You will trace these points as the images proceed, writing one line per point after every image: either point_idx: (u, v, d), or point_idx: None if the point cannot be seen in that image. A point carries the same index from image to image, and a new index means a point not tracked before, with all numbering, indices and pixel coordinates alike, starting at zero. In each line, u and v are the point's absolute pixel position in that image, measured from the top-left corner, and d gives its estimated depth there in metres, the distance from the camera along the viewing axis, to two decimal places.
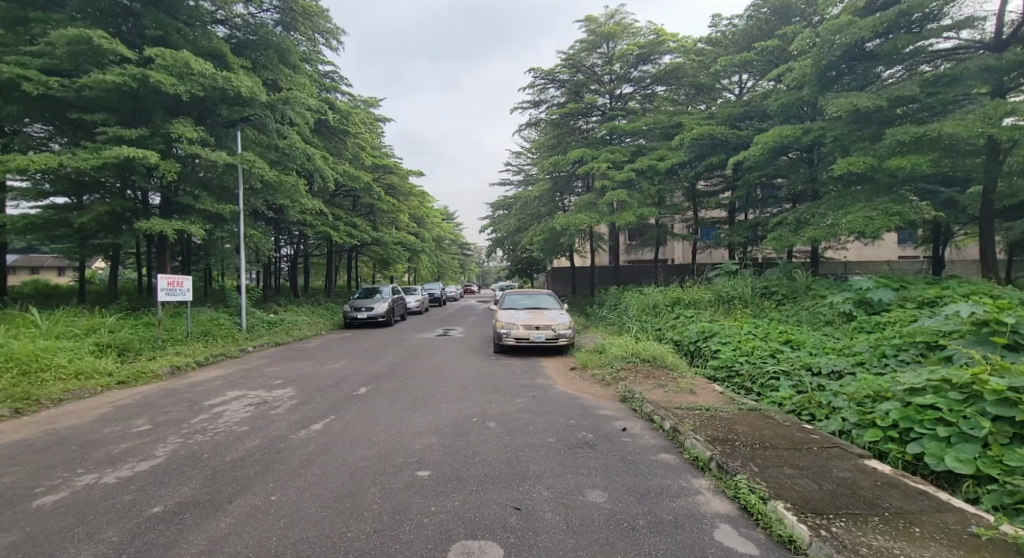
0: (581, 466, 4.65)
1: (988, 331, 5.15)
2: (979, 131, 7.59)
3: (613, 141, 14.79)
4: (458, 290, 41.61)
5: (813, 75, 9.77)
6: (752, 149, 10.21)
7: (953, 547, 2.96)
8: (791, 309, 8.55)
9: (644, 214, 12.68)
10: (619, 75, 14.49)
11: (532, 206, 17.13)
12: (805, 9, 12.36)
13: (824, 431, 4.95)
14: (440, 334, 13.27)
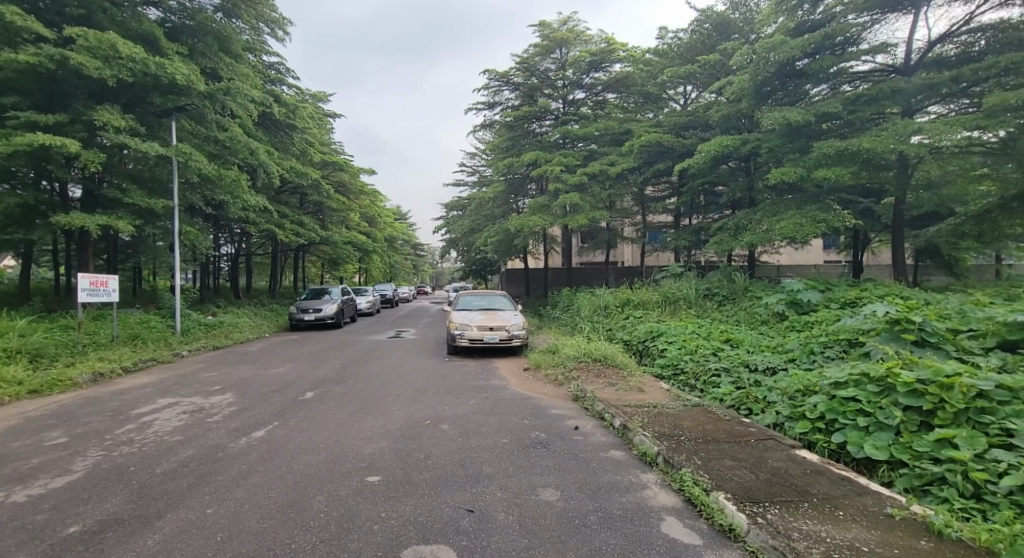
0: (534, 466, 4.72)
1: (900, 329, 5.68)
2: (892, 148, 8.37)
3: (566, 146, 15.08)
4: (411, 291, 40.98)
5: (750, 89, 10.42)
6: (696, 157, 10.72)
7: (872, 527, 3.25)
8: (731, 309, 9.05)
9: (596, 217, 13.02)
10: (572, 80, 14.80)
11: (486, 207, 17.19)
12: (743, 27, 13.15)
13: (760, 424, 5.28)
14: (392, 335, 13.03)
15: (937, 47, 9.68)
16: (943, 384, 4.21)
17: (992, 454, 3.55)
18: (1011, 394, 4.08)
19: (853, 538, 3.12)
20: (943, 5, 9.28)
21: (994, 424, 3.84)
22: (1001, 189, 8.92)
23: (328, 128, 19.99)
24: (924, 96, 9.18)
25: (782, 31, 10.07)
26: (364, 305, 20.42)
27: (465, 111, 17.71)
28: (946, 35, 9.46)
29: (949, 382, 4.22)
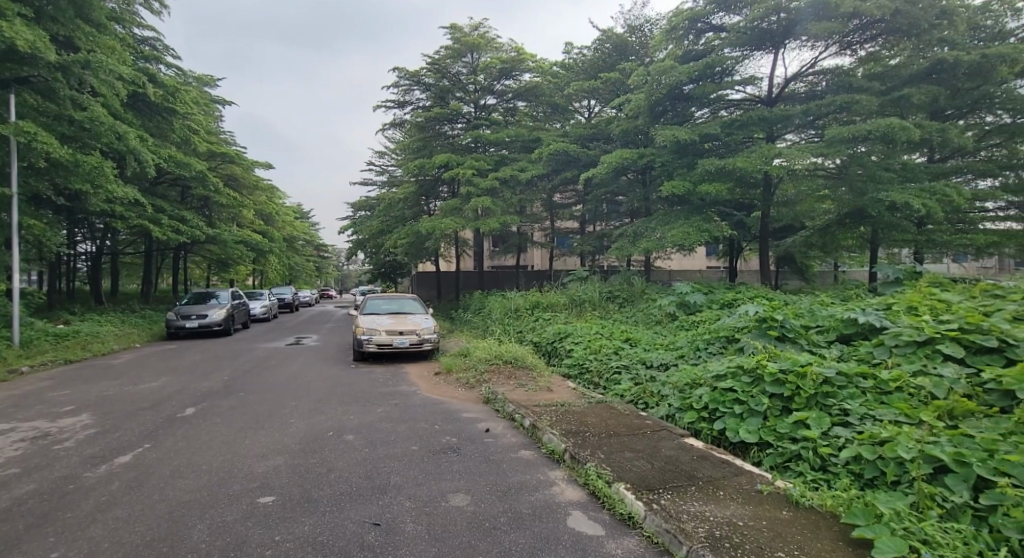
0: (445, 472, 4.64)
1: (767, 326, 6.47)
2: (760, 168, 9.57)
3: (477, 150, 15.17)
4: (313, 295, 38.56)
5: (645, 107, 11.44)
6: (599, 167, 11.40)
7: (747, 503, 3.64)
8: (630, 310, 9.71)
9: (507, 221, 13.27)
10: (482, 86, 14.93)
11: (395, 208, 16.73)
12: (639, 50, 14.18)
13: (655, 416, 5.71)
14: (291, 342, 12.13)
15: (791, 84, 11.24)
16: (799, 373, 4.86)
17: (835, 431, 4.15)
18: (848, 379, 4.80)
19: (731, 514, 3.46)
20: (795, 49, 10.83)
21: (836, 406, 4.49)
22: (837, 207, 10.58)
23: (215, 115, 18.13)
24: (782, 125, 10.61)
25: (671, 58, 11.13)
26: (259, 310, 18.75)
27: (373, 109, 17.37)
28: (799, 74, 11.03)
29: (804, 371, 4.87)
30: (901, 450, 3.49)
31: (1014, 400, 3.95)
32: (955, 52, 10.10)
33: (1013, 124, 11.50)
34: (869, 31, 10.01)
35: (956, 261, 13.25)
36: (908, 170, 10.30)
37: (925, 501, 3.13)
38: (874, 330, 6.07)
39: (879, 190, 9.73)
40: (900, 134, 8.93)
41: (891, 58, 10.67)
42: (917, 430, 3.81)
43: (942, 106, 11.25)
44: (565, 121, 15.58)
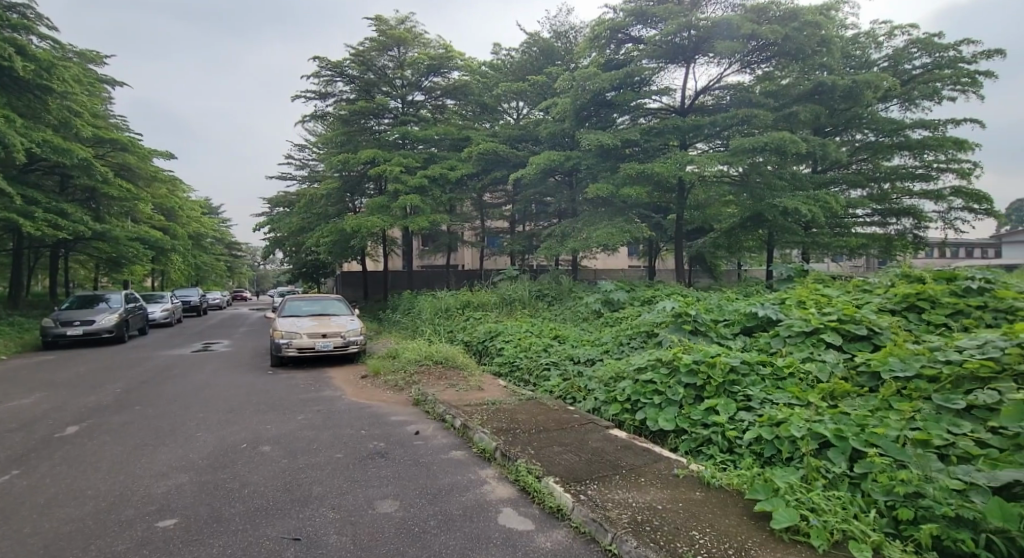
0: (372, 478, 4.47)
1: (683, 320, 6.91)
2: (675, 173, 10.24)
3: (405, 147, 14.84)
4: (223, 297, 35.81)
5: (572, 112, 11.88)
6: (528, 168, 11.66)
7: (665, 487, 3.84)
8: (558, 308, 9.96)
9: (436, 220, 13.10)
10: (410, 81, 14.64)
11: (318, 204, 15.91)
12: (564, 55, 14.54)
13: (582, 410, 5.89)
14: (199, 348, 11.15)
15: (701, 96, 12.13)
16: (710, 363, 5.21)
17: (740, 415, 4.47)
18: (751, 366, 5.21)
19: (651, 499, 3.64)
20: (704, 64, 11.71)
21: (741, 392, 4.85)
22: (741, 211, 11.58)
23: (103, 97, 16.24)
24: (694, 134, 11.34)
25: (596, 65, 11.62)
26: (158, 314, 17.02)
27: (291, 99, 16.53)
28: (707, 87, 11.93)
29: (714, 361, 5.21)
30: (793, 429, 3.84)
31: (880, 380, 4.50)
32: (832, 77, 11.40)
33: (877, 142, 13.29)
34: (765, 52, 11.04)
35: (837, 261, 15.01)
36: (797, 179, 11.51)
37: (814, 474, 3.47)
38: (773, 322, 6.67)
39: (774, 197, 10.81)
40: (789, 147, 9.96)
41: (782, 78, 11.85)
42: (806, 410, 4.21)
43: (824, 123, 12.74)
44: (494, 122, 15.64)
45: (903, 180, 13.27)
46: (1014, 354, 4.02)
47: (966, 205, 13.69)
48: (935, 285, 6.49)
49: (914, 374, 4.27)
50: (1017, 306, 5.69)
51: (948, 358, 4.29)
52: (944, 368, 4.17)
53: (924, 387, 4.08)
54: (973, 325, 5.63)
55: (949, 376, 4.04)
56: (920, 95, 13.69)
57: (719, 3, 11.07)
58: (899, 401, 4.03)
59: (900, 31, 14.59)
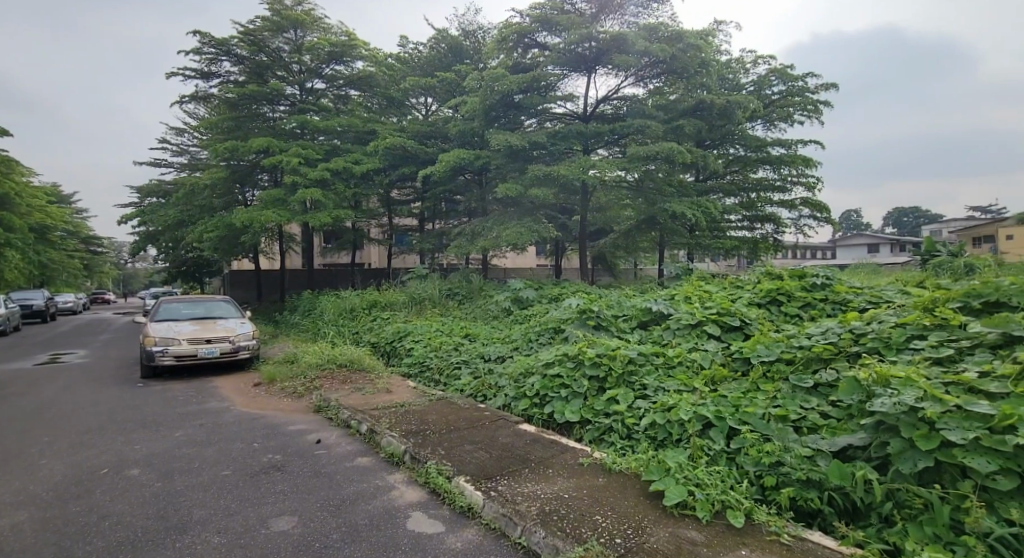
0: (266, 495, 4.03)
1: (588, 316, 7.24)
2: (578, 177, 10.76)
3: (303, 137, 13.94)
4: (77, 300, 31.02)
5: (481, 111, 12.00)
6: (438, 166, 11.61)
7: (571, 475, 3.97)
8: (469, 307, 9.96)
9: (339, 216, 12.48)
10: (308, 67, 13.75)
11: (200, 195, 14.40)
12: (473, 55, 14.64)
13: (492, 406, 5.84)
14: (49, 359, 9.58)
15: (601, 105, 12.82)
16: (612, 355, 5.44)
17: (637, 403, 4.71)
18: (646, 357, 5.53)
19: (558, 489, 3.74)
20: (603, 75, 12.36)
21: (638, 381, 5.12)
22: (636, 214, 12.46)
23: None
24: (596, 140, 12.11)
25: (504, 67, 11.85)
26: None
27: (166, 75, 14.82)
28: (606, 97, 12.62)
29: (614, 354, 5.46)
30: (682, 413, 4.13)
31: (750, 364, 5.01)
32: (712, 97, 12.62)
33: (747, 156, 14.97)
34: (656, 68, 11.90)
35: (717, 261, 16.68)
36: (682, 187, 12.60)
37: (699, 452, 3.77)
38: (665, 316, 7.21)
39: (664, 201, 11.81)
40: (677, 156, 10.87)
41: (671, 94, 12.89)
42: (693, 395, 4.56)
43: (706, 136, 14.10)
44: (402, 117, 15.23)
45: (764, 191, 15.11)
46: (848, 338, 4.72)
47: (812, 213, 15.89)
48: (791, 281, 7.44)
49: (777, 357, 4.83)
50: (847, 298, 6.75)
51: (802, 343, 4.90)
52: (798, 352, 4.77)
53: (783, 369, 4.63)
54: (818, 315, 6.56)
55: (802, 359, 4.63)
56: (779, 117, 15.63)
57: (616, 18, 11.87)
58: (764, 382, 4.53)
59: (763, 60, 16.55)
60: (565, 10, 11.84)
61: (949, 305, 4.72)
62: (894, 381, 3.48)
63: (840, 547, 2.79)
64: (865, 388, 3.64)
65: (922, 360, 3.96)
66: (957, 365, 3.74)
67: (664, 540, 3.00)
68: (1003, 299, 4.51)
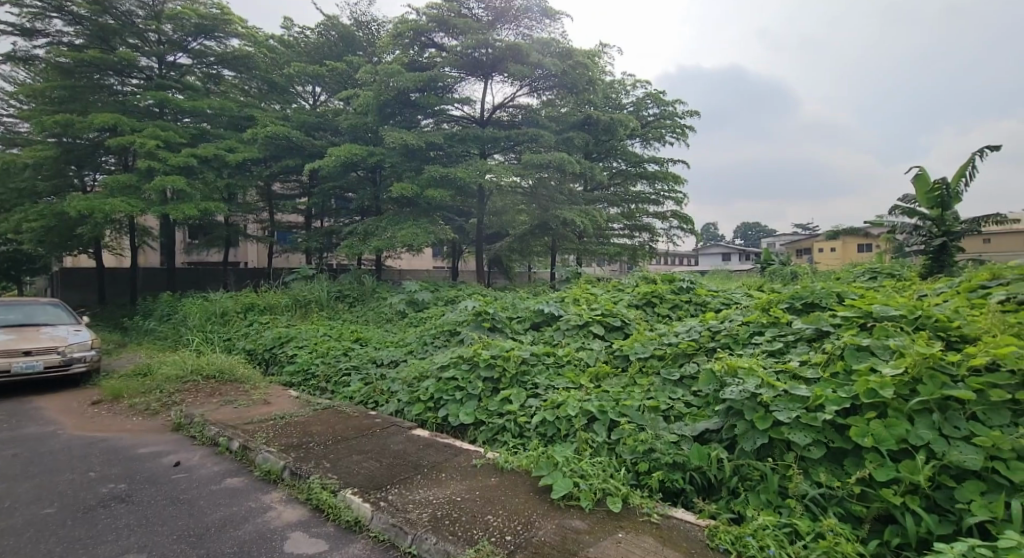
0: (105, 532, 3.39)
1: (483, 318, 7.26)
2: (473, 179, 10.89)
3: (163, 117, 12.40)
4: None
5: (375, 106, 11.58)
6: (327, 160, 11.01)
7: (465, 478, 3.92)
8: (360, 310, 9.53)
9: (208, 208, 11.26)
10: (169, 38, 12.22)
11: (20, 176, 12.09)
12: (366, 47, 14.20)
13: (384, 413, 5.52)
14: None
15: (497, 111, 13.05)
16: (507, 356, 5.44)
17: (529, 401, 4.79)
18: (538, 357, 5.63)
19: (451, 493, 3.68)
20: (499, 82, 12.54)
21: (530, 380, 5.21)
22: (530, 219, 12.81)
23: None
24: (492, 145, 12.29)
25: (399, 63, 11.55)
26: None
27: None
28: (502, 104, 12.87)
29: (508, 354, 5.47)
30: (569, 409, 4.28)
31: (629, 360, 5.35)
32: (599, 114, 13.41)
33: (627, 170, 16.14)
34: (548, 81, 12.35)
35: (603, 266, 17.71)
36: (572, 195, 13.23)
37: (584, 445, 3.93)
38: (556, 318, 7.46)
39: (557, 208, 12.36)
40: (568, 167, 11.40)
41: (562, 107, 13.23)
42: (579, 392, 4.75)
43: (594, 149, 14.94)
44: (287, 106, 14.22)
45: (642, 203, 16.37)
46: (708, 335, 5.24)
47: (681, 224, 17.54)
48: (662, 285, 8.12)
49: (650, 353, 5.22)
50: (707, 301, 7.56)
51: (672, 340, 5.35)
52: (668, 348, 5.20)
53: (656, 364, 5.01)
54: (684, 316, 7.28)
55: (671, 354, 5.05)
56: (654, 137, 17.10)
57: (511, 29, 12.15)
58: (641, 377, 4.86)
59: (641, 84, 18.00)
60: (462, 13, 11.96)
61: (780, 306, 5.44)
62: (739, 371, 3.91)
63: (700, 521, 3.13)
64: (719, 378, 4.04)
65: (760, 353, 4.49)
66: (785, 356, 4.30)
67: (552, 534, 3.08)
68: (817, 300, 5.29)
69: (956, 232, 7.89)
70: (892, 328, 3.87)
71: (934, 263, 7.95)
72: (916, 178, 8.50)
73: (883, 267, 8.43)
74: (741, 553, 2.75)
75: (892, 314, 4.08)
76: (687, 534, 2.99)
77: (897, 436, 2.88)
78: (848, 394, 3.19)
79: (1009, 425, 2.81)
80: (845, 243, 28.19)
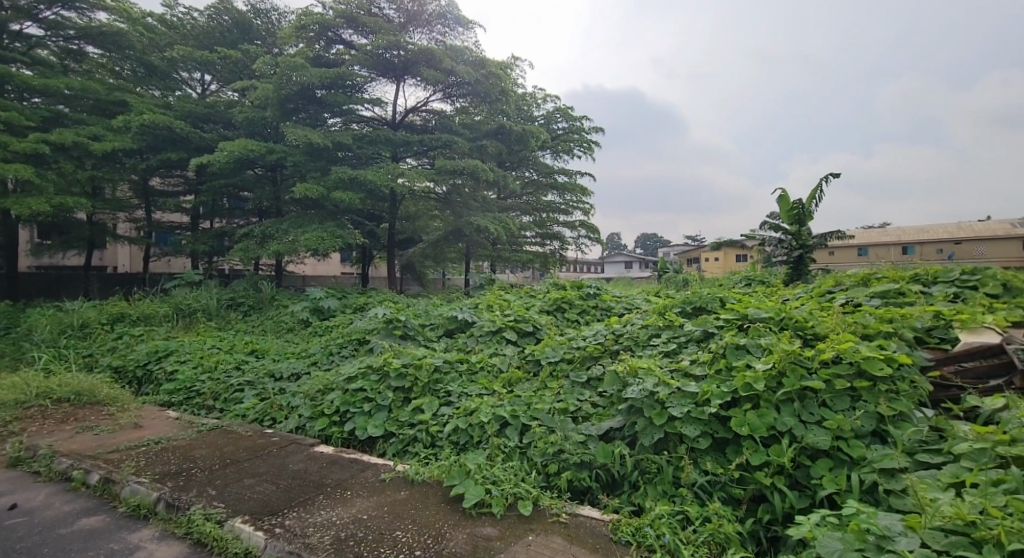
0: None
1: (394, 325, 6.99)
2: (382, 182, 10.60)
3: (7, 96, 10.68)
4: None
5: (274, 100, 10.84)
6: (218, 155, 10.11)
7: (372, 495, 3.70)
8: (255, 319, 8.82)
9: (65, 203, 9.84)
10: (15, 5, 10.64)
11: None
12: (265, 37, 13.48)
13: (282, 431, 5.08)
14: None
15: (410, 115, 12.81)
16: (418, 365, 5.26)
17: (441, 410, 4.67)
18: (451, 364, 5.50)
19: (357, 511, 3.46)
20: (412, 86, 12.33)
21: (442, 388, 5.07)
22: (444, 226, 12.65)
23: None
24: (405, 148, 12.00)
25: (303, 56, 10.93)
26: None
27: None
28: (415, 108, 12.66)
29: (420, 363, 5.30)
30: (482, 415, 4.23)
31: (540, 365, 5.41)
32: (510, 124, 13.56)
33: (539, 180, 16.55)
34: (462, 89, 12.32)
35: (516, 273, 17.99)
36: (486, 203, 13.31)
37: (496, 451, 3.88)
38: (469, 325, 7.39)
39: (471, 215, 12.41)
40: (481, 174, 11.51)
41: (476, 115, 13.13)
42: (492, 398, 4.70)
43: (507, 159, 15.11)
44: (170, 94, 12.89)
45: (552, 212, 16.82)
46: (612, 338, 5.44)
47: (588, 233, 18.24)
48: (571, 291, 8.35)
49: (560, 357, 5.32)
50: (611, 306, 7.90)
51: (580, 344, 5.49)
52: (576, 351, 5.33)
53: (565, 368, 5.11)
54: (592, 321, 7.53)
55: (579, 357, 5.18)
56: (563, 150, 17.71)
57: (424, 33, 12.03)
58: (551, 381, 4.92)
59: (551, 98, 18.57)
60: (372, 12, 11.61)
61: (674, 310, 5.80)
62: (639, 371, 4.09)
63: (604, 516, 3.21)
64: (621, 379, 4.19)
65: (657, 354, 4.75)
66: (679, 356, 4.57)
67: (463, 545, 2.99)
68: (704, 304, 5.70)
69: (811, 245, 8.98)
70: (764, 328, 4.26)
71: (794, 272, 9.10)
72: (780, 198, 9.53)
73: (757, 274, 9.41)
74: (641, 544, 2.87)
75: (763, 316, 4.50)
76: (593, 531, 3.06)
77: (768, 424, 3.16)
78: (729, 388, 3.44)
79: (849, 410, 3.18)
80: (726, 253, 31.28)
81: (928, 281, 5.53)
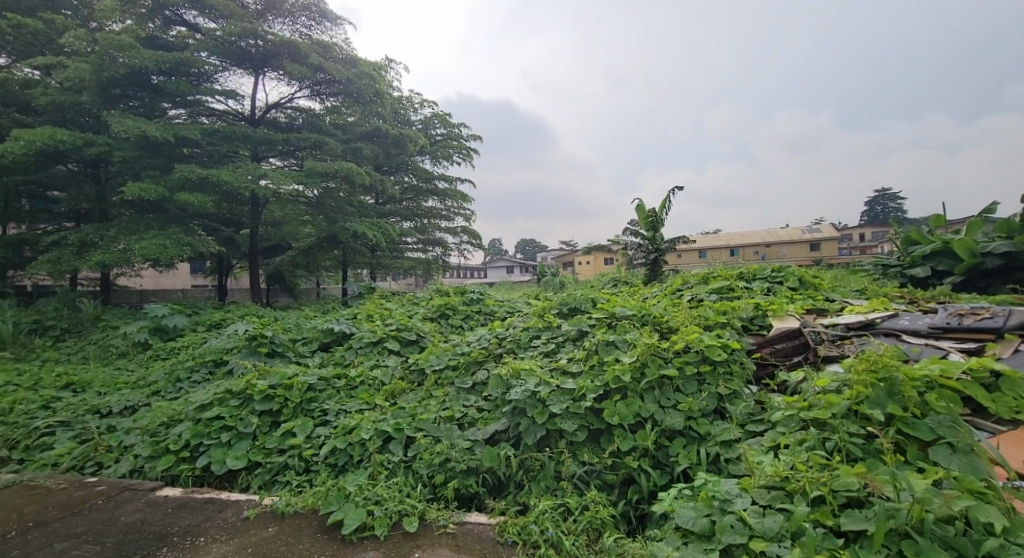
0: None
1: (257, 342, 6.22)
2: (238, 183, 9.56)
3: None
4: None
5: (92, 83, 9.21)
6: (8, 145, 8.30)
7: (230, 539, 3.20)
8: (73, 345, 7.40)
9: None
10: None
11: None
12: (78, 8, 11.34)
13: (112, 477, 4.24)
14: None
15: (272, 111, 11.79)
16: (287, 385, 4.72)
17: (316, 431, 4.24)
18: (327, 381, 5.02)
19: None
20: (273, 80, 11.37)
21: (318, 407, 4.64)
22: (316, 232, 11.78)
23: None
24: (267, 147, 11.04)
25: (132, 34, 9.52)
26: None
27: None
28: (278, 104, 11.69)
29: (290, 382, 4.78)
30: (361, 432, 3.92)
31: (423, 374, 5.19)
32: (386, 127, 13.10)
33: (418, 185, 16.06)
34: (332, 87, 11.64)
35: (396, 281, 17.41)
36: (364, 208, 12.68)
37: (379, 469, 3.59)
38: (347, 336, 6.89)
39: (346, 220, 11.71)
40: (356, 178, 11.01)
41: (348, 115, 12.46)
42: (373, 412, 4.38)
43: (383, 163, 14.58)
44: None
45: (434, 218, 16.33)
46: (495, 342, 5.41)
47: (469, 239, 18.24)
48: (455, 297, 8.21)
49: (444, 365, 5.16)
50: (495, 310, 7.92)
51: (464, 350, 5.37)
52: (460, 357, 5.22)
53: (449, 375, 4.97)
54: (475, 326, 7.47)
55: (463, 364, 5.07)
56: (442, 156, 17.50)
57: (287, 24, 11.18)
58: (436, 389, 4.74)
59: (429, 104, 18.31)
60: None
61: (552, 312, 5.94)
62: (521, 372, 4.09)
63: (491, 520, 3.13)
64: (504, 381, 4.15)
65: (537, 355, 4.79)
66: (556, 355, 4.67)
67: None
68: (578, 305, 5.92)
69: (664, 249, 9.86)
70: (629, 325, 4.51)
71: (652, 274, 9.97)
72: (637, 206, 10.34)
73: (621, 276, 10.13)
74: (527, 542, 2.85)
75: (627, 314, 4.76)
76: (479, 537, 2.97)
77: (634, 412, 3.33)
78: (601, 382, 3.56)
79: (697, 392, 3.47)
80: (593, 257, 33.67)
81: (751, 277, 6.32)
